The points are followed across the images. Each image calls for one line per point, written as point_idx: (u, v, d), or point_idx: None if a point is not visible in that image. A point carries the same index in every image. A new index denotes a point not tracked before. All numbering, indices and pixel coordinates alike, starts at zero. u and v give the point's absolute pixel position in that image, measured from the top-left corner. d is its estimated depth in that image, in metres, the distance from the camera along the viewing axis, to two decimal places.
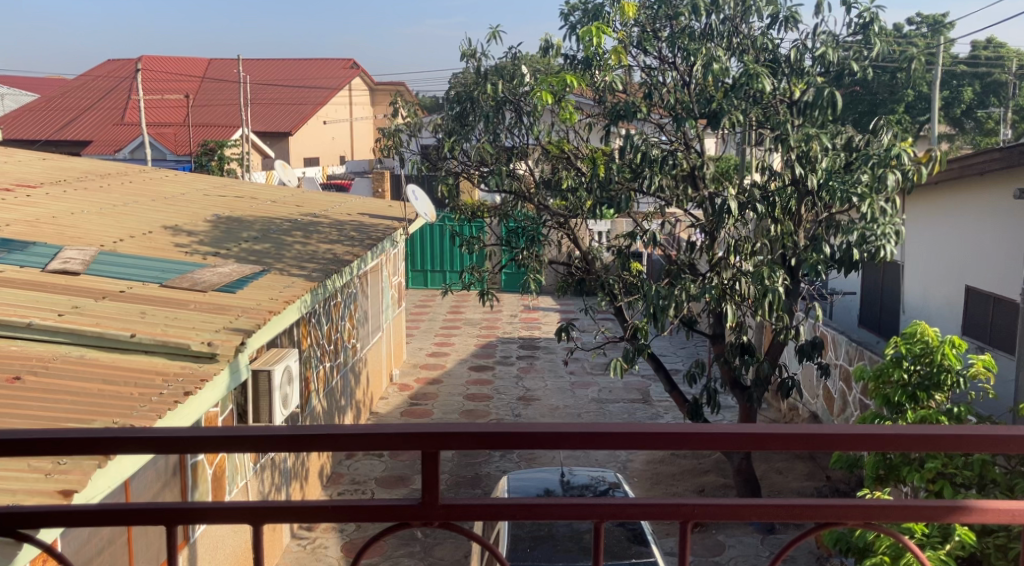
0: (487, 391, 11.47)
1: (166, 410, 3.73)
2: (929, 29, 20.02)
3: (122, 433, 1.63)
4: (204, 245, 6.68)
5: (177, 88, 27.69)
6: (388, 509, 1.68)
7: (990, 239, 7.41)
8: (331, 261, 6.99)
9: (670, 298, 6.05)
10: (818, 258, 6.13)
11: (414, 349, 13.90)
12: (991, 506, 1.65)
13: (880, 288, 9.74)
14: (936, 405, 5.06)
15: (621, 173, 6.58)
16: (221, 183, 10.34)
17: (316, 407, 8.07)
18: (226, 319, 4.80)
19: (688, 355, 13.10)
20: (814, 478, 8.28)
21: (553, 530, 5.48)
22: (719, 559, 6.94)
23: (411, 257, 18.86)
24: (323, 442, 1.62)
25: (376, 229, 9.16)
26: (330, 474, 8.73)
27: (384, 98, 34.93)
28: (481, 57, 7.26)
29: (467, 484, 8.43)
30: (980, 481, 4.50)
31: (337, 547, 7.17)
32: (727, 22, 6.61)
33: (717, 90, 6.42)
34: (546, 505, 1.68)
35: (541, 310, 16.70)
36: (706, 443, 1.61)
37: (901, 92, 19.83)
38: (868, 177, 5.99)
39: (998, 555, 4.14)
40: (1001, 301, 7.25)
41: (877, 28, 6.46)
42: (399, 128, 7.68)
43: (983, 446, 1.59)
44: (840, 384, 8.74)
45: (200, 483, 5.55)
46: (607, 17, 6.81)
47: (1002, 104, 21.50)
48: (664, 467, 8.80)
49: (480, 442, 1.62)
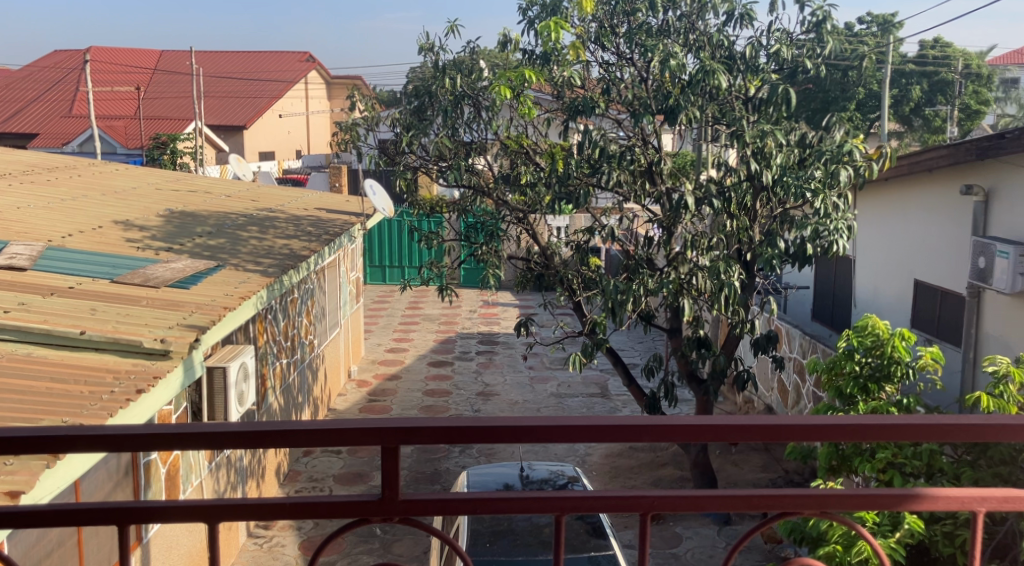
0: (446, 386, 11.45)
1: (118, 407, 3.66)
2: (878, 27, 20.51)
3: (75, 429, 1.60)
4: (156, 241, 6.55)
5: (128, 80, 27.20)
6: (347, 505, 1.66)
7: (936, 232, 7.61)
8: (287, 257, 6.91)
9: (628, 292, 6.10)
10: (773, 253, 6.18)
11: (372, 345, 13.80)
12: (941, 494, 1.69)
13: (832, 282, 9.92)
14: (886, 397, 5.15)
15: (580, 168, 6.59)
16: (173, 177, 10.14)
17: (272, 405, 7.98)
18: (178, 316, 4.73)
19: (647, 349, 13.27)
20: (769, 471, 8.42)
21: (512, 524, 5.48)
22: (677, 551, 7.02)
23: (368, 253, 18.74)
24: (281, 438, 1.60)
25: (333, 224, 9.08)
26: (286, 472, 8.64)
27: (340, 92, 34.69)
28: (438, 50, 7.23)
29: (426, 480, 8.44)
30: (927, 470, 4.60)
31: (294, 545, 7.12)
32: (683, 19, 6.72)
33: (674, 87, 6.34)
34: (506, 500, 1.67)
35: (500, 307, 16.70)
36: (662, 434, 1.62)
37: (852, 90, 20.26)
38: (821, 173, 6.09)
39: (946, 542, 4.22)
40: (947, 295, 7.44)
41: (829, 26, 6.55)
42: (356, 121, 7.60)
43: (930, 434, 1.62)
44: (794, 377, 8.89)
45: (153, 483, 5.46)
46: (564, 12, 6.86)
47: (948, 102, 22.11)
48: (622, 461, 8.88)
49: (438, 437, 1.60)
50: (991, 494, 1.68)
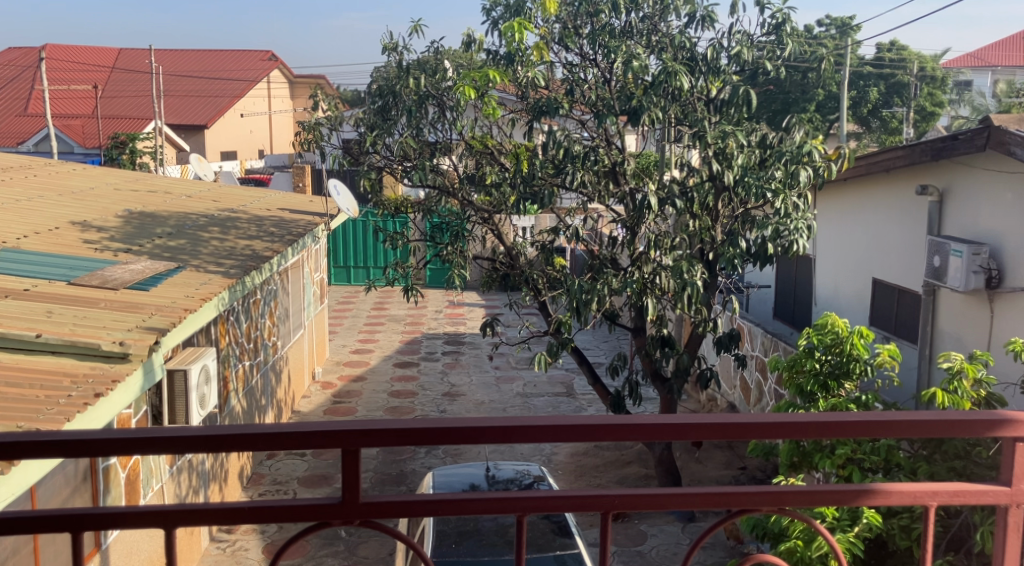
0: (411, 387, 11.41)
1: (75, 412, 3.60)
2: (836, 30, 20.81)
3: (30, 435, 1.58)
4: (115, 242, 6.45)
5: (85, 79, 26.76)
6: (307, 509, 1.65)
7: (894, 231, 7.72)
8: (249, 258, 6.85)
9: (593, 291, 6.12)
10: (734, 252, 6.25)
11: (337, 346, 13.72)
12: (894, 489, 1.72)
13: (793, 280, 10.05)
14: (846, 393, 5.22)
15: (544, 168, 6.63)
16: (132, 177, 10.00)
17: (234, 407, 7.91)
18: (138, 318, 4.66)
19: (612, 348, 13.35)
20: (732, 468, 8.51)
21: (478, 525, 5.48)
22: (641, 549, 7.06)
23: (332, 253, 18.62)
24: (239, 442, 1.59)
25: (296, 224, 9.01)
26: (250, 475, 8.56)
27: (303, 92, 34.42)
28: (401, 50, 7.18)
29: (391, 481, 8.41)
30: (885, 465, 4.69)
31: (258, 549, 7.06)
32: (645, 21, 6.79)
33: (637, 88, 6.42)
34: (468, 500, 1.67)
35: (465, 307, 16.69)
36: (627, 434, 1.63)
37: (811, 91, 20.54)
38: (781, 174, 6.19)
39: (902, 535, 4.30)
40: (905, 293, 7.58)
41: (788, 28, 6.66)
42: (319, 120, 7.51)
43: (885, 430, 1.65)
44: (756, 374, 8.99)
45: (112, 488, 5.38)
46: (528, 13, 6.87)
47: (905, 104, 22.50)
48: (588, 459, 8.91)
49: (399, 438, 1.60)
50: (942, 488, 1.72)
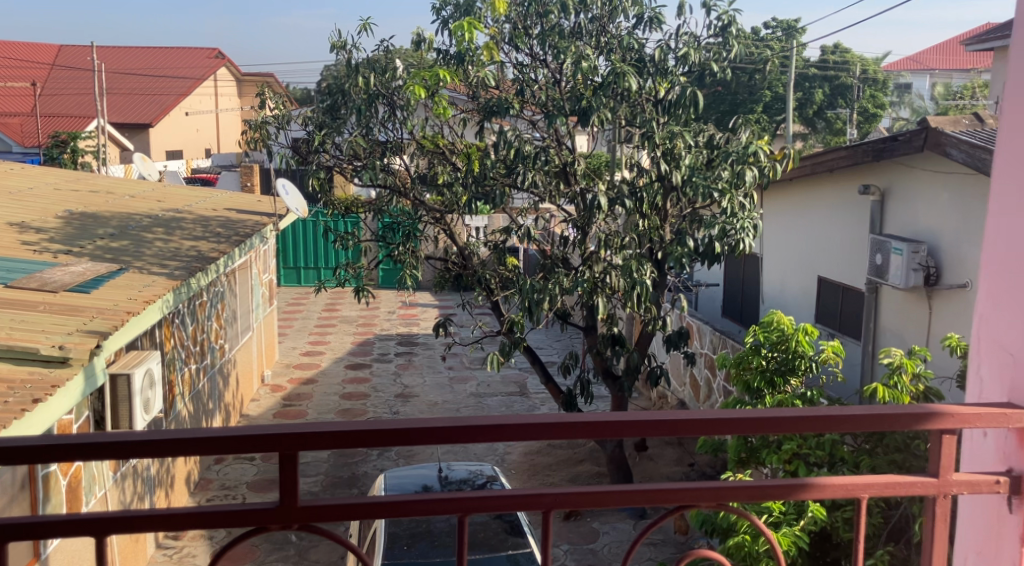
0: (363, 389, 11.32)
1: (12, 418, 3.50)
2: (782, 32, 21.15)
3: None
4: (54, 243, 6.30)
5: (24, 76, 26.07)
6: (245, 513, 1.63)
7: (838, 230, 7.87)
8: (196, 259, 6.73)
9: (545, 290, 6.13)
10: (682, 251, 6.33)
11: (287, 348, 13.57)
12: (829, 482, 1.75)
13: (741, 279, 10.20)
14: (791, 389, 5.31)
15: (496, 168, 6.66)
16: (74, 177, 9.76)
17: (181, 411, 7.77)
18: (79, 321, 4.56)
19: (564, 347, 13.40)
20: (683, 464, 8.60)
21: (430, 526, 5.45)
22: (594, 546, 7.10)
23: (282, 254, 18.40)
24: (172, 447, 1.56)
25: (244, 225, 8.89)
26: (197, 481, 8.42)
27: (252, 91, 33.95)
28: (350, 49, 7.13)
29: (342, 484, 8.34)
30: (830, 459, 4.77)
31: (206, 555, 6.95)
32: (594, 22, 6.83)
33: (586, 89, 6.41)
34: (412, 502, 1.65)
35: (418, 307, 16.62)
36: (573, 432, 1.64)
37: (758, 92, 20.83)
38: (728, 173, 6.32)
39: (845, 527, 4.41)
40: (848, 291, 7.73)
41: (734, 30, 6.76)
42: (266, 119, 7.39)
43: (822, 425, 1.68)
44: (705, 371, 9.09)
45: (53, 496, 5.25)
46: (478, 13, 6.86)
47: (848, 105, 22.96)
48: (540, 458, 8.93)
49: (337, 441, 1.58)
50: (874, 481, 1.75)
